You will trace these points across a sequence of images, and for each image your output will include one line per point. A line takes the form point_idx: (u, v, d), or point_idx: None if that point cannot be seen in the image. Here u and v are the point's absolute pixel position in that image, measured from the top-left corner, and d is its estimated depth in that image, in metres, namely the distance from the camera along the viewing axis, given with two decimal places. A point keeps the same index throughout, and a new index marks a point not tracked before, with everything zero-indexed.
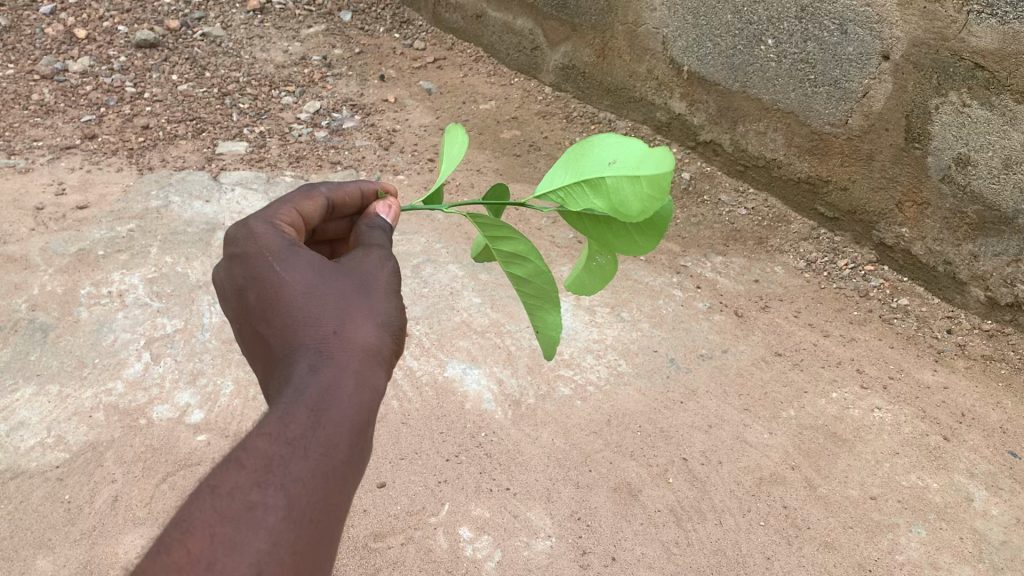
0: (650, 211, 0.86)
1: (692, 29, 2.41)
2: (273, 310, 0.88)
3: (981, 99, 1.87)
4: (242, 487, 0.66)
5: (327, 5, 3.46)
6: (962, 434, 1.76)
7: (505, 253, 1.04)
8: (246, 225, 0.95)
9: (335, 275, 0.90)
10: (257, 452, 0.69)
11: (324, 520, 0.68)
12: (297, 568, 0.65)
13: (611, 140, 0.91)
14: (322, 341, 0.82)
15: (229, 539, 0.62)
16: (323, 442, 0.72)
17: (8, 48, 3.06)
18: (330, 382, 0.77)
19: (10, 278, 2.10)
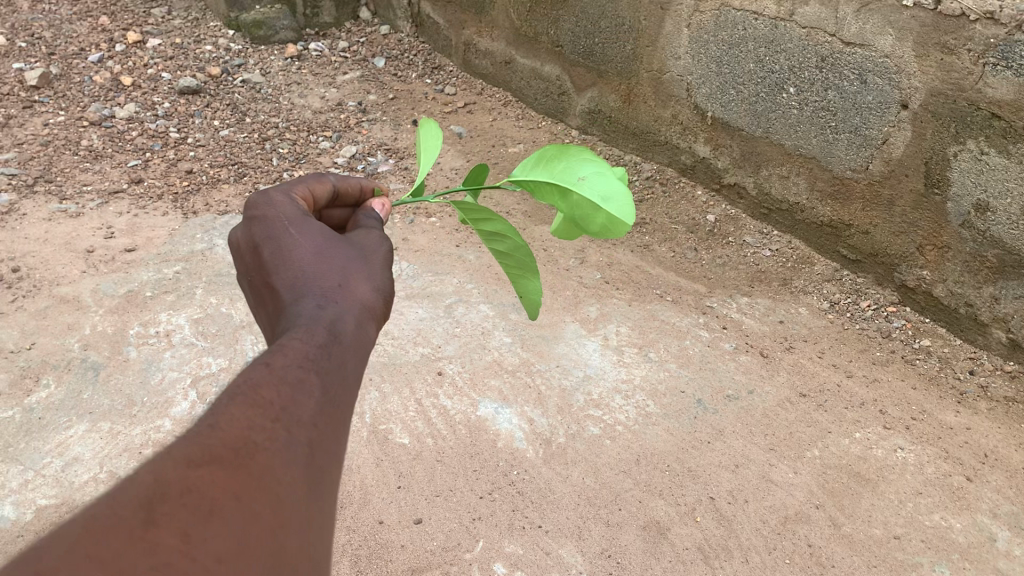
0: (604, 238, 0.99)
1: (715, 76, 2.49)
2: (282, 259, 0.95)
3: (999, 148, 1.92)
4: (294, 364, 0.73)
5: (362, 52, 3.63)
6: (985, 475, 1.80)
7: (486, 232, 1.17)
8: (268, 194, 1.05)
9: (339, 243, 0.99)
10: (295, 347, 0.76)
11: (342, 415, 0.74)
12: (327, 436, 0.70)
13: (587, 158, 1.01)
14: (328, 286, 0.90)
15: (294, 394, 0.70)
16: (342, 357, 0.79)
17: (58, 95, 3.20)
18: (343, 313, 0.86)
19: (63, 319, 2.20)
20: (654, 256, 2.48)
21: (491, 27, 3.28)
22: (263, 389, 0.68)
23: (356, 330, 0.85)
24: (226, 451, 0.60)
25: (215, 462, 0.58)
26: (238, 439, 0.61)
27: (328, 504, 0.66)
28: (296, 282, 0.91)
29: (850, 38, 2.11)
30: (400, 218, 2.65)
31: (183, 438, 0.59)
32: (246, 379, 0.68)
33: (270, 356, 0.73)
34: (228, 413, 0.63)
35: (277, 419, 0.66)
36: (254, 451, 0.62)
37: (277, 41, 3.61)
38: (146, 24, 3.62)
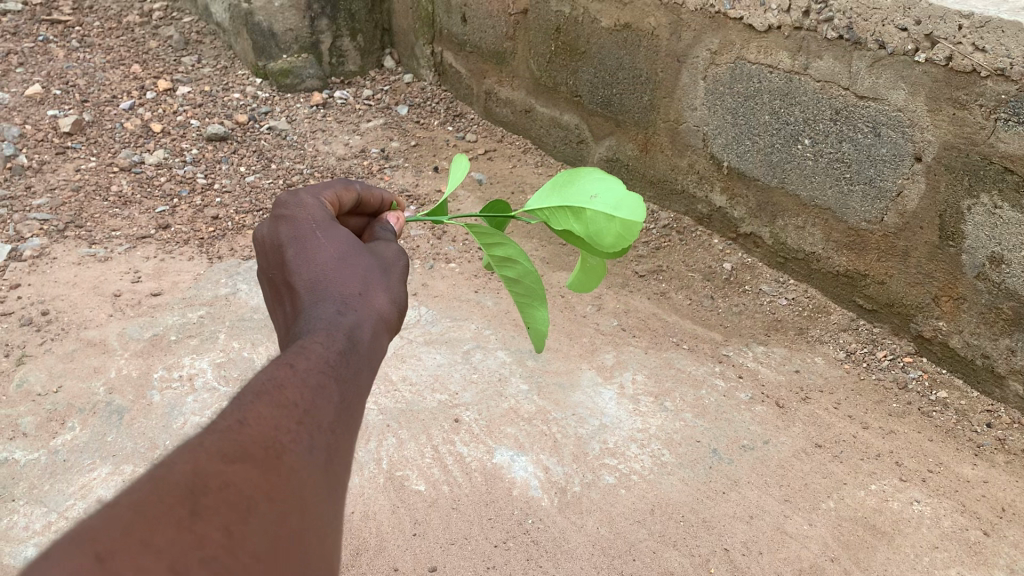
0: (618, 247, 1.03)
1: (731, 127, 2.53)
2: (304, 260, 0.98)
3: (1012, 201, 1.94)
4: (316, 368, 0.78)
5: (385, 100, 3.73)
6: (1002, 530, 1.79)
7: (497, 256, 1.21)
8: (298, 197, 1.08)
9: (360, 251, 1.02)
10: (315, 352, 0.80)
11: (356, 419, 0.78)
12: (342, 439, 0.74)
13: (599, 176, 1.07)
14: (348, 293, 0.93)
15: (316, 397, 0.74)
16: (359, 364, 0.83)
17: (90, 142, 3.29)
18: (361, 320, 0.89)
19: (90, 362, 2.25)
20: (670, 303, 2.51)
21: (512, 76, 3.35)
22: (287, 390, 0.73)
23: (372, 339, 0.88)
24: (256, 449, 0.65)
25: (246, 459, 0.64)
26: (267, 439, 0.67)
27: (343, 503, 0.71)
28: (316, 285, 0.94)
29: (863, 92, 2.14)
30: (420, 265, 2.69)
31: (217, 434, 0.65)
32: (271, 379, 0.73)
33: (293, 358, 0.78)
34: (255, 412, 0.69)
35: (301, 421, 0.71)
36: (282, 453, 0.67)
37: (302, 89, 3.71)
38: (177, 72, 3.73)
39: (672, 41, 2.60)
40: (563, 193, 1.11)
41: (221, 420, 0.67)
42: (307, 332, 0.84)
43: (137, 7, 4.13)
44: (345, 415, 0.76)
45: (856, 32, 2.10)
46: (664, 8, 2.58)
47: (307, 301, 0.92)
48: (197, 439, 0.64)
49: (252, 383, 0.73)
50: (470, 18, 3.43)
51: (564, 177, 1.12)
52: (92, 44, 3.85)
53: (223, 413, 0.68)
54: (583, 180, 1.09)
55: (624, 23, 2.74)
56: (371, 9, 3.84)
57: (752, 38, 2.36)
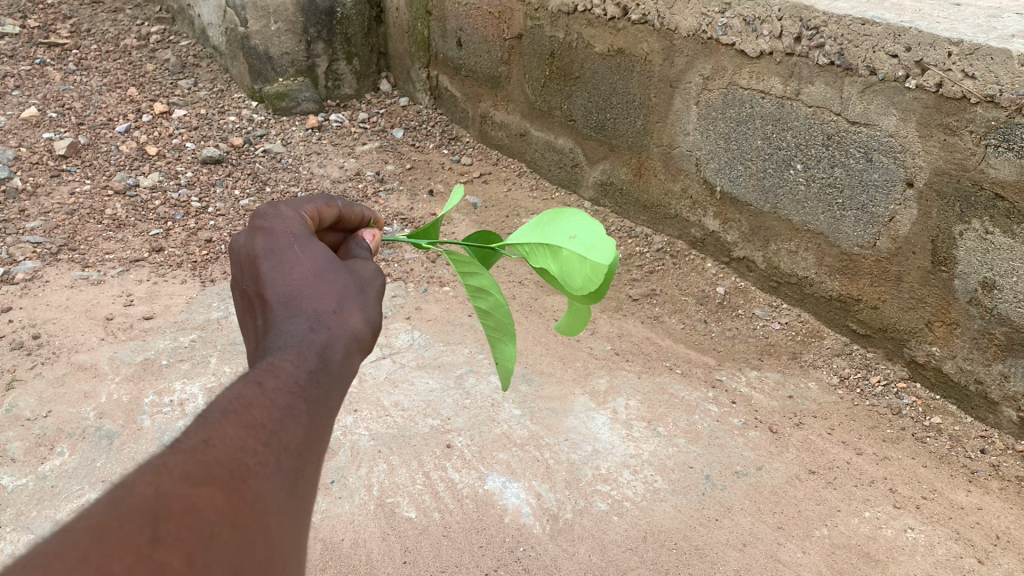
0: (587, 289, 1.02)
1: (724, 152, 2.54)
2: (278, 273, 0.95)
3: (1003, 227, 1.94)
4: (285, 388, 0.77)
5: (381, 123, 3.75)
6: (997, 557, 1.77)
7: (472, 287, 1.20)
8: (277, 210, 1.06)
9: (338, 268, 0.99)
10: (284, 370, 0.79)
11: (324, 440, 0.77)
12: (308, 462, 0.74)
13: (580, 218, 1.08)
14: (322, 309, 0.90)
15: (285, 418, 0.74)
16: (329, 383, 0.81)
17: (85, 165, 3.29)
18: (334, 338, 0.87)
19: (80, 387, 2.24)
20: (664, 328, 2.51)
21: (507, 100, 3.37)
22: (255, 410, 0.72)
23: (345, 357, 0.86)
24: (221, 471, 0.65)
25: (210, 482, 0.64)
26: (232, 460, 0.67)
27: (307, 526, 0.71)
28: (289, 300, 0.91)
29: (855, 117, 2.15)
30: (414, 288, 2.68)
31: (181, 455, 0.65)
32: (239, 397, 0.73)
33: (262, 376, 0.77)
34: (221, 432, 0.68)
35: (267, 443, 0.71)
36: (247, 476, 0.67)
37: (298, 112, 3.71)
38: (173, 95, 3.74)
39: (665, 66, 2.61)
40: (542, 231, 1.11)
41: (186, 439, 0.67)
42: (278, 349, 0.83)
43: (133, 30, 4.14)
44: (313, 435, 0.76)
45: (847, 58, 2.11)
46: (657, 34, 2.60)
47: (278, 316, 0.90)
48: (160, 460, 0.64)
49: (220, 400, 0.73)
50: (465, 42, 3.45)
51: (546, 216, 1.13)
52: (89, 67, 3.86)
53: (188, 432, 0.68)
54: (565, 219, 1.09)
55: (617, 48, 2.75)
56: (368, 33, 3.87)
57: (744, 64, 2.37)
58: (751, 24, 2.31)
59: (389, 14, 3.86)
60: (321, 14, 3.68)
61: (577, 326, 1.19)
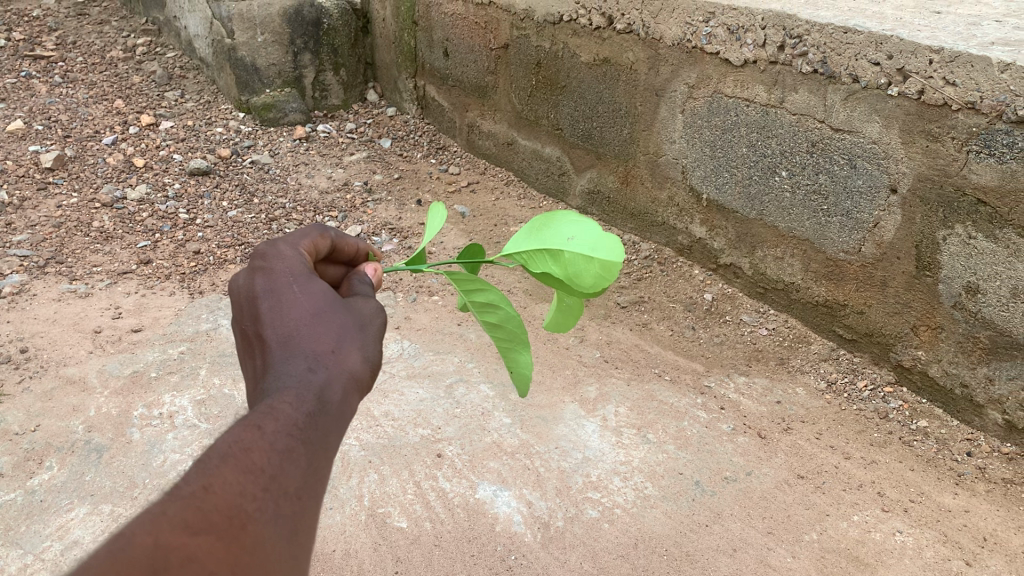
0: (600, 286, 1.02)
1: (710, 160, 2.56)
2: (277, 310, 0.92)
3: (986, 232, 1.97)
4: (284, 430, 0.76)
5: (368, 134, 3.76)
6: (985, 559, 1.79)
7: (476, 302, 1.19)
8: (277, 247, 1.00)
9: (338, 305, 0.96)
10: (283, 413, 0.78)
11: (322, 484, 0.77)
12: (305, 507, 0.74)
13: (574, 220, 1.07)
14: (321, 351, 0.88)
15: (284, 462, 0.74)
16: (327, 426, 0.81)
17: (72, 177, 3.28)
18: (333, 378, 0.86)
19: (69, 400, 2.23)
20: (652, 334, 2.52)
21: (494, 109, 3.38)
22: (254, 453, 0.72)
23: (344, 398, 0.85)
24: (220, 520, 0.66)
25: (209, 531, 0.65)
26: (231, 507, 0.67)
27: (304, 572, 0.72)
28: (289, 338, 0.89)
29: (838, 125, 2.17)
30: (403, 297, 2.69)
31: (180, 501, 0.65)
32: (238, 440, 0.73)
33: (261, 417, 0.77)
34: (221, 476, 0.69)
35: (267, 488, 0.71)
36: (246, 523, 0.68)
37: (285, 123, 3.72)
38: (160, 107, 3.73)
39: (650, 75, 2.64)
40: (536, 238, 1.10)
41: (186, 484, 0.67)
42: (276, 390, 0.82)
43: (120, 42, 4.14)
44: (311, 479, 0.76)
45: (830, 66, 2.14)
46: (642, 43, 2.62)
47: (277, 357, 0.87)
48: (159, 506, 0.64)
49: (220, 441, 0.73)
50: (452, 52, 3.47)
51: (535, 223, 1.12)
52: (75, 79, 3.86)
53: (187, 475, 0.68)
54: (559, 223, 1.08)
55: (603, 57, 2.77)
56: (354, 44, 3.88)
57: (729, 72, 2.39)
58: (735, 33, 2.33)
59: (376, 24, 3.88)
60: (308, 25, 3.70)
61: (573, 317, 1.22)
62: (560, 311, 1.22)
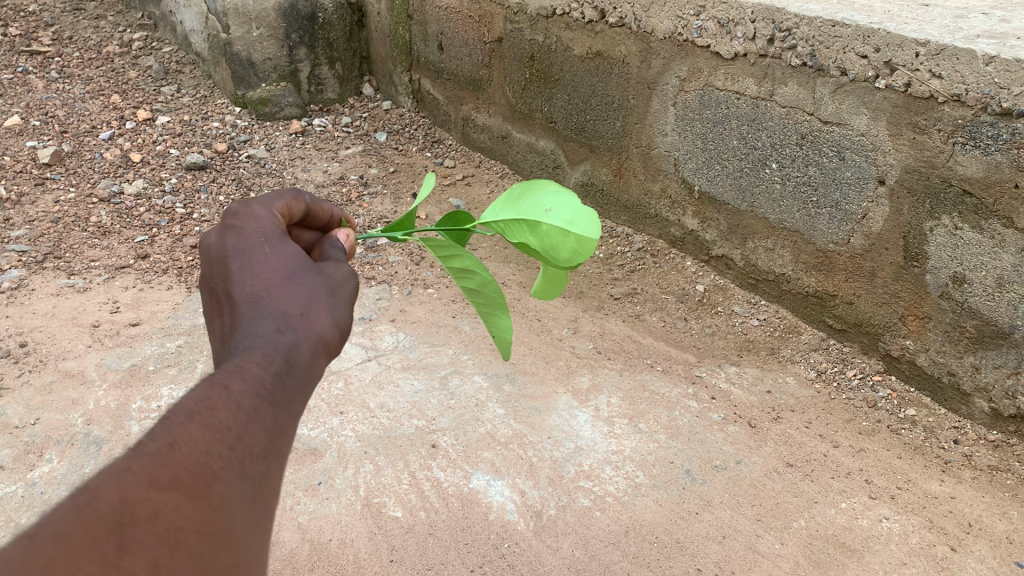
0: (576, 261, 1.05)
1: (701, 152, 2.58)
2: (248, 273, 0.94)
3: (972, 223, 1.99)
4: (251, 390, 0.79)
5: (364, 127, 3.78)
6: (969, 545, 1.82)
7: (456, 268, 1.22)
8: (249, 208, 1.04)
9: (310, 269, 0.98)
10: (250, 373, 0.80)
11: (287, 443, 0.80)
12: (270, 466, 0.76)
13: (553, 190, 1.09)
14: (290, 311, 0.90)
15: (249, 421, 0.76)
16: (295, 387, 0.83)
17: (69, 173, 3.30)
18: (302, 341, 0.88)
19: (68, 394, 2.26)
20: (645, 325, 2.55)
21: (488, 103, 3.40)
22: (220, 412, 0.75)
23: (311, 360, 0.88)
24: (187, 476, 0.69)
25: (175, 488, 0.67)
26: (197, 465, 0.70)
27: (269, 528, 0.74)
28: (258, 300, 0.91)
29: (827, 117, 2.19)
30: (397, 291, 2.72)
31: (146, 458, 0.68)
32: (204, 398, 0.75)
33: (229, 377, 0.79)
34: (186, 434, 0.71)
35: (233, 447, 0.74)
36: (212, 481, 0.70)
37: (281, 117, 3.74)
38: (156, 102, 3.75)
39: (642, 68, 2.65)
40: (515, 208, 1.12)
41: (152, 441, 0.70)
42: (243, 350, 0.84)
43: (116, 37, 4.15)
44: (277, 438, 0.78)
45: (819, 59, 2.16)
46: (634, 37, 2.64)
47: (246, 317, 0.89)
48: (125, 462, 0.67)
49: (186, 399, 0.75)
50: (447, 46, 3.49)
51: (516, 192, 1.13)
52: (72, 75, 3.87)
53: (154, 432, 0.71)
54: (539, 193, 1.10)
55: (596, 51, 2.79)
56: (350, 38, 3.90)
57: (719, 65, 2.41)
58: (725, 26, 2.35)
59: (371, 18, 3.90)
60: (303, 19, 3.71)
61: (557, 287, 1.23)
62: (546, 279, 1.22)
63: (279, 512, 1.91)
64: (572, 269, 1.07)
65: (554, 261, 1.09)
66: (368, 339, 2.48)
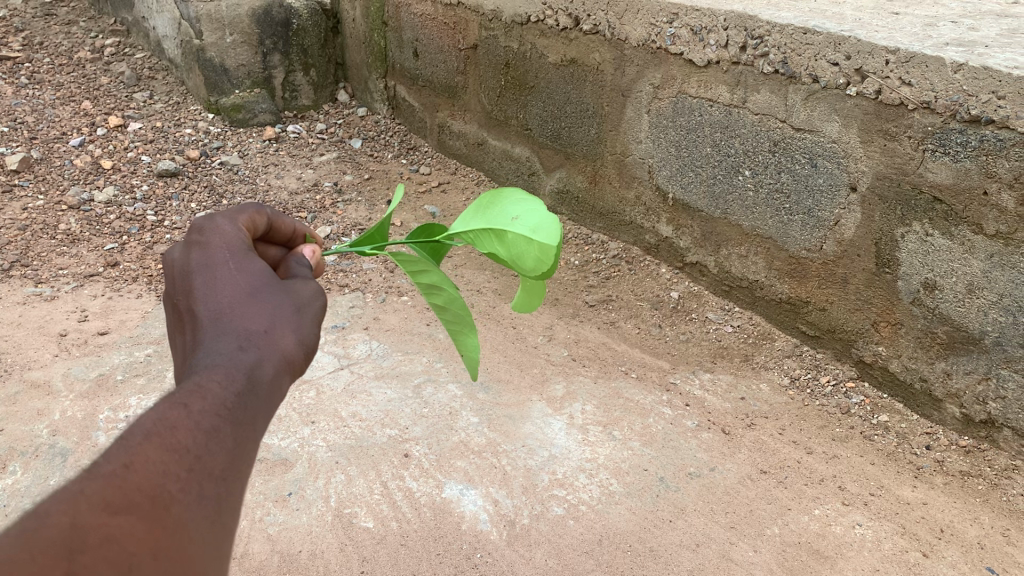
0: (540, 270, 1.03)
1: (675, 159, 2.58)
2: (211, 288, 0.92)
3: (942, 229, 2.00)
4: (212, 409, 0.77)
5: (339, 134, 3.76)
6: (941, 551, 1.82)
7: (424, 283, 1.19)
8: (214, 221, 1.01)
9: (275, 285, 0.96)
10: (211, 392, 0.78)
11: (247, 466, 0.78)
12: (229, 489, 0.74)
13: (521, 198, 1.07)
14: (254, 328, 0.88)
15: (209, 442, 0.74)
16: (256, 406, 0.81)
17: (38, 180, 3.25)
18: (265, 359, 0.86)
19: (33, 405, 2.22)
20: (619, 332, 2.54)
21: (463, 110, 3.39)
22: (178, 432, 0.73)
23: (274, 379, 0.86)
24: (142, 499, 0.67)
25: (129, 511, 0.65)
26: (153, 488, 0.68)
27: (227, 552, 0.72)
28: (221, 316, 0.89)
29: (799, 124, 2.20)
30: (371, 298, 2.70)
31: (100, 480, 0.66)
32: (163, 418, 0.73)
33: (189, 395, 0.77)
34: (143, 456, 0.69)
35: (191, 469, 0.72)
36: (169, 504, 0.68)
37: (255, 124, 3.71)
38: (128, 108, 3.71)
39: (616, 76, 2.66)
40: (483, 217, 1.10)
41: (106, 462, 0.68)
42: (204, 368, 0.81)
43: (88, 43, 4.10)
44: (237, 460, 0.76)
45: (791, 66, 2.17)
46: (608, 44, 2.64)
47: (208, 334, 0.87)
48: (77, 484, 0.65)
49: (143, 418, 0.73)
50: (422, 53, 3.48)
51: (484, 201, 1.12)
52: (42, 80, 3.82)
53: (109, 453, 0.69)
54: (506, 201, 1.08)
55: (570, 58, 2.79)
56: (324, 44, 3.88)
57: (692, 72, 2.42)
58: (699, 33, 2.36)
59: (346, 25, 3.88)
60: (277, 25, 3.69)
61: (532, 302, 1.20)
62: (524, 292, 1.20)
63: (248, 523, 1.87)
64: (537, 280, 1.05)
65: (520, 271, 1.08)
66: (341, 347, 2.45)
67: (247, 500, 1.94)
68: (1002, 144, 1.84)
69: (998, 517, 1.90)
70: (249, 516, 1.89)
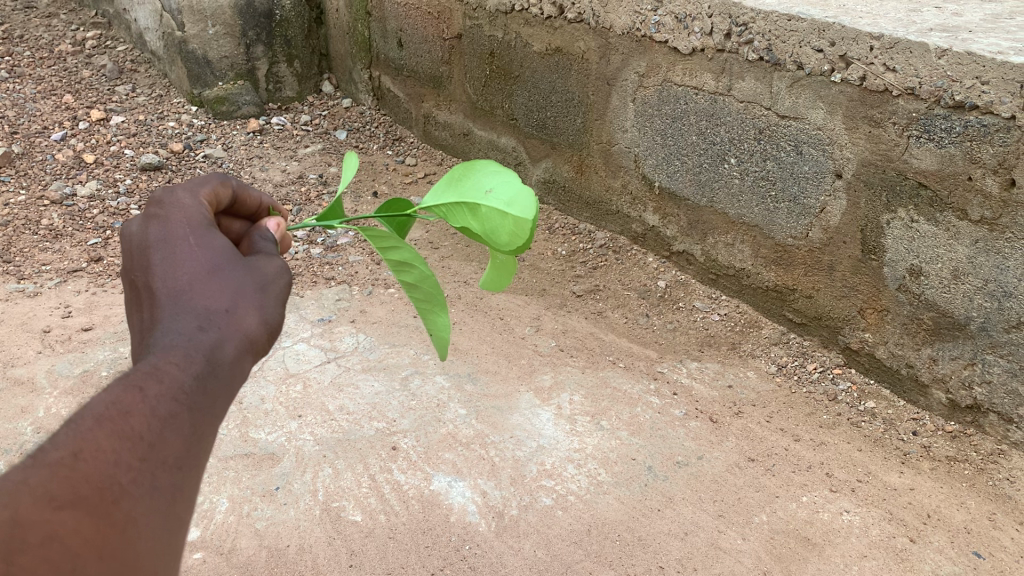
0: (515, 243, 1.02)
1: (661, 148, 2.57)
2: (172, 264, 0.91)
3: (927, 216, 2.01)
4: (168, 394, 0.76)
5: (324, 126, 3.73)
6: (928, 536, 1.83)
7: (393, 261, 1.17)
8: (174, 195, 1.00)
9: (237, 262, 0.94)
10: (167, 374, 0.77)
11: (201, 451, 0.77)
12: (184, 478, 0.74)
13: (493, 170, 1.06)
14: (213, 308, 0.87)
15: (163, 429, 0.73)
16: (213, 389, 0.80)
17: (20, 174, 3.22)
18: (226, 339, 0.84)
19: (17, 401, 2.20)
20: (607, 322, 2.54)
21: (449, 100, 3.37)
22: (132, 418, 0.72)
23: (235, 360, 0.84)
24: (89, 492, 0.66)
25: (75, 505, 0.65)
26: (103, 479, 0.67)
27: (180, 544, 0.72)
28: (179, 295, 0.87)
29: (784, 111, 2.19)
30: (358, 291, 2.68)
31: (45, 470, 0.65)
32: (116, 402, 0.72)
33: (144, 378, 0.76)
34: (93, 444, 0.68)
35: (144, 459, 0.71)
36: (119, 498, 0.68)
37: (239, 116, 3.68)
38: (110, 101, 3.67)
39: (601, 65, 2.64)
40: (455, 190, 1.09)
41: (54, 450, 0.67)
42: (161, 350, 0.80)
43: (68, 36, 4.05)
44: (193, 447, 0.76)
45: (775, 53, 2.16)
46: (593, 33, 2.62)
47: (167, 312, 0.86)
48: (21, 474, 0.64)
49: (96, 400, 0.72)
50: (406, 42, 3.45)
51: (455, 173, 1.10)
52: (22, 73, 3.78)
53: (57, 438, 0.68)
54: (478, 173, 1.07)
55: (555, 47, 2.77)
56: (308, 35, 3.84)
57: (677, 61, 2.41)
58: (683, 21, 2.35)
59: (330, 15, 3.85)
60: (260, 16, 3.66)
61: (502, 281, 1.19)
62: (494, 269, 1.18)
63: (236, 519, 1.87)
64: (513, 254, 1.04)
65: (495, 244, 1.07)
66: (328, 340, 2.44)
67: (234, 495, 1.92)
68: (986, 130, 1.84)
69: (984, 501, 1.92)
70: (236, 511, 1.88)
